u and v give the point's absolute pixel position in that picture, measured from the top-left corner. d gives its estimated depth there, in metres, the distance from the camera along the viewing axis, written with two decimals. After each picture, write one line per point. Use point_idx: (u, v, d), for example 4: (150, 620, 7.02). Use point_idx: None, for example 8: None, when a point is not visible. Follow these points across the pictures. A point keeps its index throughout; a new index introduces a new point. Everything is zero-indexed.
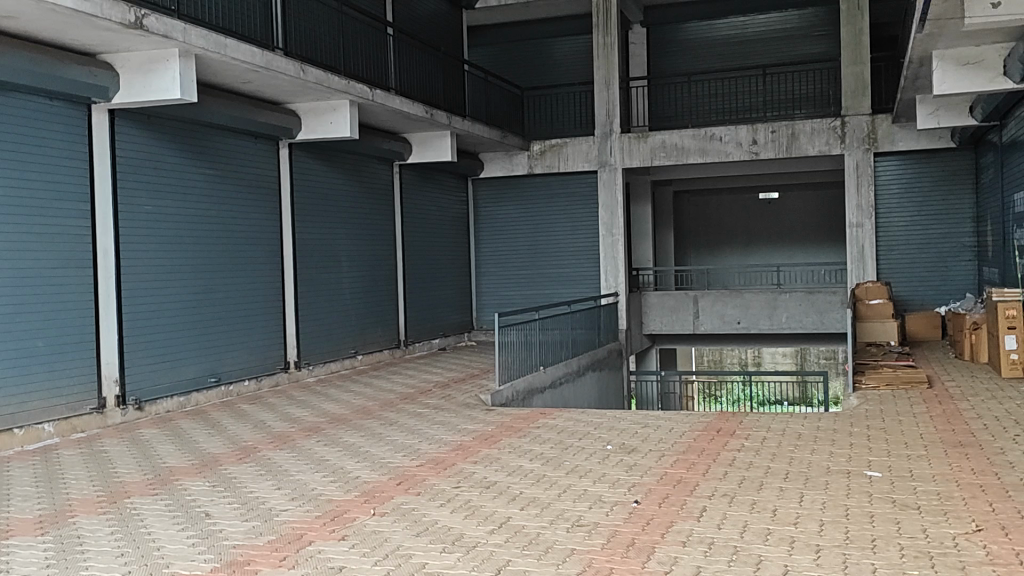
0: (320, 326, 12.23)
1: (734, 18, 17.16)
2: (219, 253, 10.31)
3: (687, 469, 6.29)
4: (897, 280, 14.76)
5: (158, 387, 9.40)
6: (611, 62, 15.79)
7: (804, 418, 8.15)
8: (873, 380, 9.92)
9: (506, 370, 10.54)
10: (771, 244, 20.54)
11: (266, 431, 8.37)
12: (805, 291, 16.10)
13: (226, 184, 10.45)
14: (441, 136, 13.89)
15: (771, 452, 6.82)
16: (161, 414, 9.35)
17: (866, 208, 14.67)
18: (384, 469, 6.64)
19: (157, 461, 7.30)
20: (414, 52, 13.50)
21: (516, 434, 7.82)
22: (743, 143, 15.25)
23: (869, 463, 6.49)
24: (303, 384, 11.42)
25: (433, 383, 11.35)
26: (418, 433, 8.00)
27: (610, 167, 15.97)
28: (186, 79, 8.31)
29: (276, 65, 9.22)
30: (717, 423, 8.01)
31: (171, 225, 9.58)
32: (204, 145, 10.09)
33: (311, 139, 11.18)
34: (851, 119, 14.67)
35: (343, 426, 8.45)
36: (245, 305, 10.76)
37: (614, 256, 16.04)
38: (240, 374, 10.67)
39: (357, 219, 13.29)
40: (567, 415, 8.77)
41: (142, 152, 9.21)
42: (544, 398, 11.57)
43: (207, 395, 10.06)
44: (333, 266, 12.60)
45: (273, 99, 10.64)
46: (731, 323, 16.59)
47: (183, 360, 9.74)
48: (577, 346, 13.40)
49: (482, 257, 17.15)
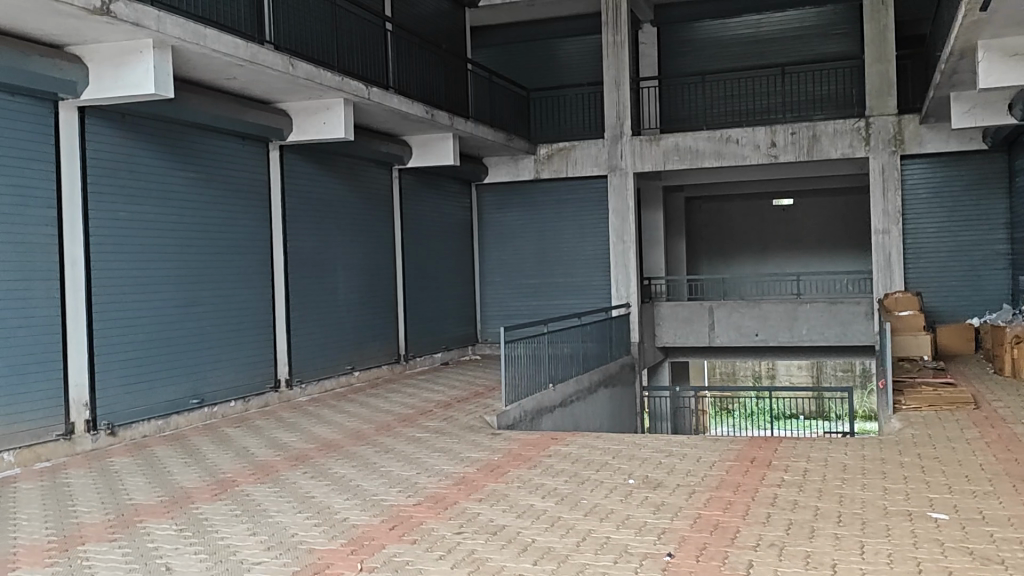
0: (313, 341, 11.44)
1: (748, 16, 16.41)
2: (203, 264, 9.55)
3: (723, 510, 5.48)
4: (927, 289, 13.93)
5: (133, 410, 8.61)
6: (621, 62, 15.04)
7: (845, 445, 7.34)
8: (914, 401, 9.08)
9: (512, 388, 9.74)
10: (787, 252, 19.75)
11: (248, 460, 7.56)
12: (827, 302, 15.28)
13: (210, 189, 9.70)
14: (443, 138, 13.13)
15: (817, 489, 5.98)
16: (136, 439, 8.55)
17: (894, 214, 13.86)
18: (376, 509, 5.82)
19: (123, 498, 6.50)
20: (415, 50, 12.77)
21: (526, 464, 6.99)
22: (761, 146, 14.46)
23: (931, 502, 5.65)
24: (295, 404, 10.63)
25: (435, 402, 10.55)
26: (417, 462, 7.17)
27: (621, 171, 15.20)
28: (161, 72, 7.56)
29: (262, 59, 8.46)
30: (750, 452, 7.18)
31: (149, 233, 8.82)
32: (186, 147, 9.34)
33: (302, 141, 10.44)
34: (875, 120, 13.88)
35: (334, 454, 7.64)
36: (231, 319, 9.98)
37: (626, 266, 15.23)
38: (225, 395, 9.87)
39: (355, 226, 12.55)
40: (581, 441, 7.94)
41: (117, 153, 8.46)
42: (554, 419, 10.75)
43: (188, 419, 9.26)
44: (329, 277, 11.84)
45: (261, 98, 9.90)
46: (748, 335, 15.77)
47: (160, 381, 8.94)
48: (588, 360, 12.59)
49: (486, 267, 16.38)
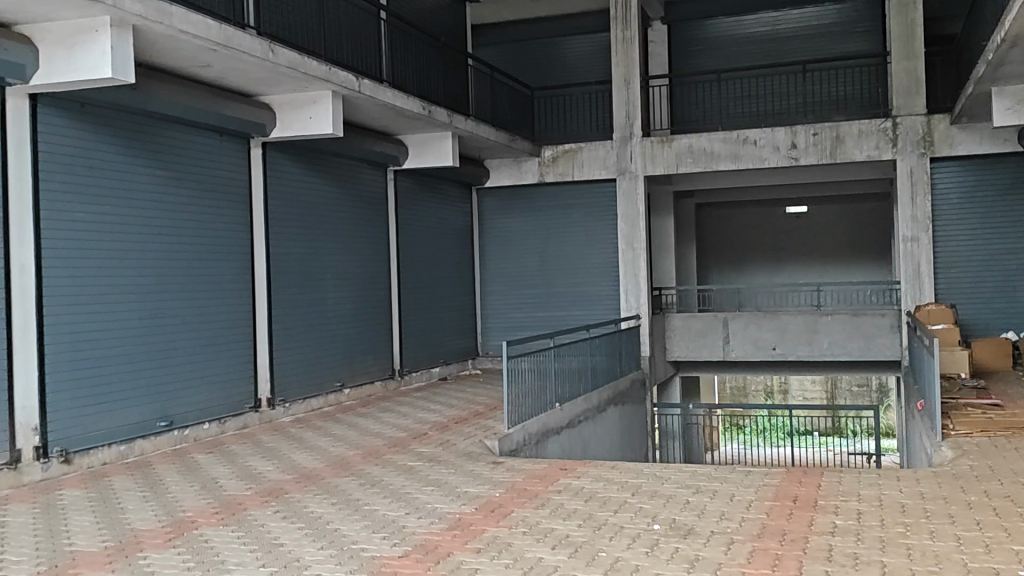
0: (298, 356, 10.52)
1: (764, 13, 15.58)
2: (173, 272, 8.64)
3: (772, 567, 4.56)
4: (960, 299, 13.00)
5: (91, 434, 7.69)
6: (631, 59, 14.18)
7: (899, 481, 6.42)
8: (964, 426, 8.16)
9: (515, 409, 8.83)
10: (802, 261, 18.86)
11: (215, 495, 6.61)
12: (849, 314, 14.36)
13: (182, 189, 8.80)
14: (441, 138, 12.25)
15: (878, 538, 5.06)
16: (94, 467, 7.63)
17: (923, 220, 12.98)
18: (354, 563, 4.87)
19: (61, 543, 5.54)
20: (412, 43, 11.91)
21: (532, 503, 6.05)
22: (781, 147, 13.54)
23: (1020, 557, 4.70)
24: (276, 425, 9.70)
25: (431, 424, 9.61)
26: (407, 500, 6.23)
27: (631, 174, 14.29)
28: (120, 55, 6.67)
29: (238, 42, 7.56)
30: (791, 488, 6.25)
31: (112, 238, 7.92)
32: (155, 143, 8.45)
33: (287, 137, 9.56)
34: (903, 120, 13.00)
35: (313, 488, 6.69)
36: (206, 333, 9.08)
37: (636, 276, 14.33)
38: (198, 417, 8.96)
39: (346, 231, 11.64)
40: (594, 472, 7.00)
41: (76, 149, 7.57)
42: (561, 441, 9.84)
43: (156, 443, 8.35)
44: (317, 286, 10.94)
45: (242, 90, 9.03)
46: (765, 349, 14.84)
47: (123, 403, 8.02)
48: (597, 377, 11.67)
49: (487, 276, 15.49)
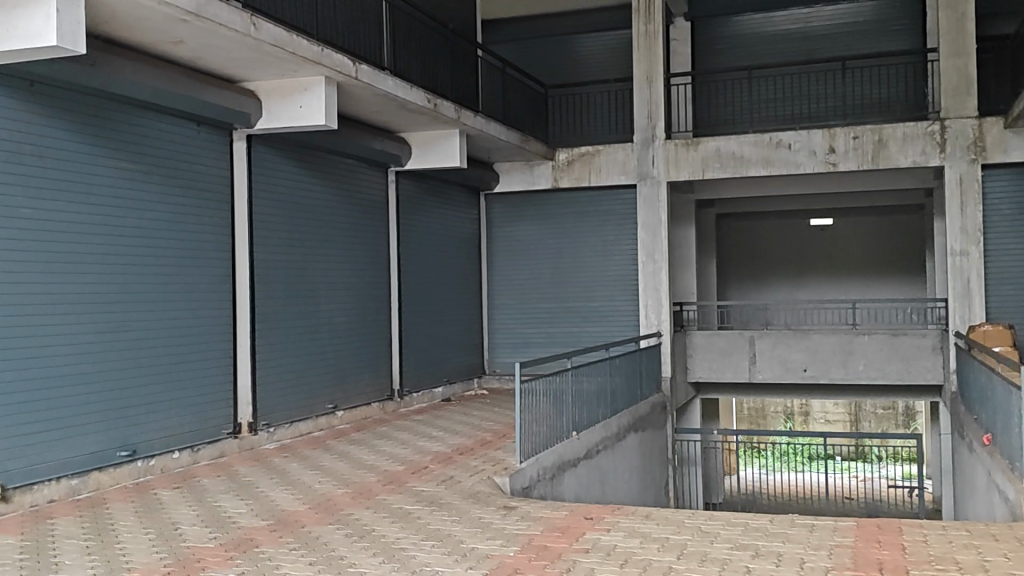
0: (286, 376, 9.42)
1: (795, 10, 14.52)
2: (139, 280, 7.55)
3: None
4: (1015, 319, 11.83)
5: (35, 468, 6.56)
6: (653, 55, 13.12)
7: (1001, 544, 5.26)
8: None
9: (529, 441, 7.73)
10: (828, 275, 17.73)
11: (171, 547, 5.48)
12: (888, 333, 13.21)
13: (153, 185, 7.74)
14: (448, 136, 11.20)
15: None
16: (37, 506, 6.50)
17: (973, 233, 11.85)
18: None
19: None
20: (416, 30, 10.86)
21: (555, 567, 4.91)
22: (818, 151, 12.43)
23: None
24: (258, 454, 8.59)
25: (433, 454, 8.50)
26: (401, 560, 5.10)
27: (652, 180, 13.18)
28: (67, 20, 5.62)
29: (213, 12, 6.50)
30: (872, 552, 5.08)
31: (66, 237, 6.86)
32: (120, 132, 7.39)
33: (275, 130, 8.53)
34: (952, 122, 11.88)
35: (289, 540, 5.58)
36: (178, 347, 7.98)
37: (657, 290, 13.21)
38: (166, 445, 7.84)
39: (342, 237, 10.57)
40: (626, 522, 5.89)
41: (21, 134, 6.49)
42: (578, 474, 8.73)
43: (115, 476, 7.23)
44: (309, 297, 9.87)
45: (222, 75, 7.97)
46: (795, 371, 13.68)
47: (75, 430, 6.91)
48: (616, 401, 10.55)
49: (495, 288, 14.40)
